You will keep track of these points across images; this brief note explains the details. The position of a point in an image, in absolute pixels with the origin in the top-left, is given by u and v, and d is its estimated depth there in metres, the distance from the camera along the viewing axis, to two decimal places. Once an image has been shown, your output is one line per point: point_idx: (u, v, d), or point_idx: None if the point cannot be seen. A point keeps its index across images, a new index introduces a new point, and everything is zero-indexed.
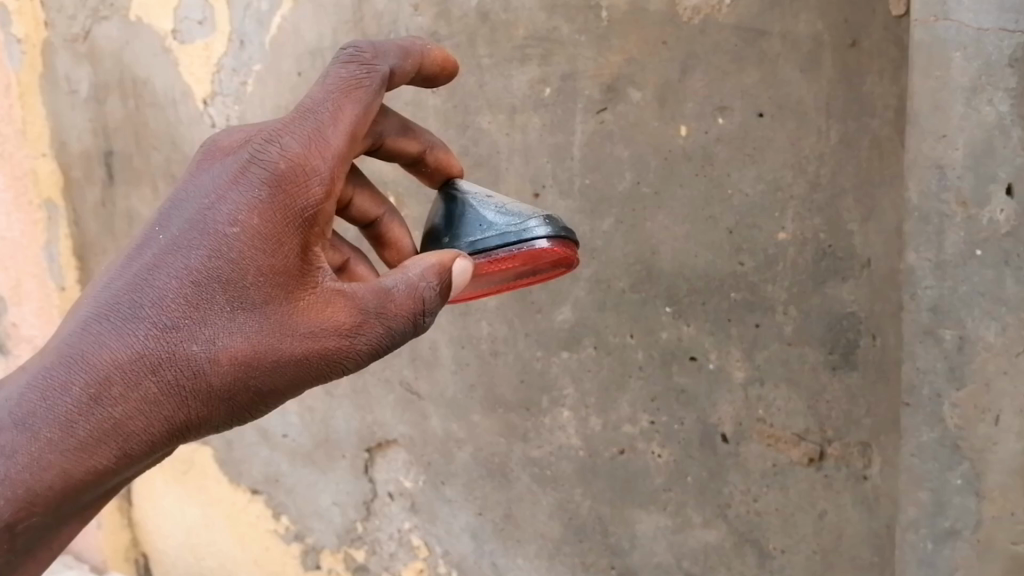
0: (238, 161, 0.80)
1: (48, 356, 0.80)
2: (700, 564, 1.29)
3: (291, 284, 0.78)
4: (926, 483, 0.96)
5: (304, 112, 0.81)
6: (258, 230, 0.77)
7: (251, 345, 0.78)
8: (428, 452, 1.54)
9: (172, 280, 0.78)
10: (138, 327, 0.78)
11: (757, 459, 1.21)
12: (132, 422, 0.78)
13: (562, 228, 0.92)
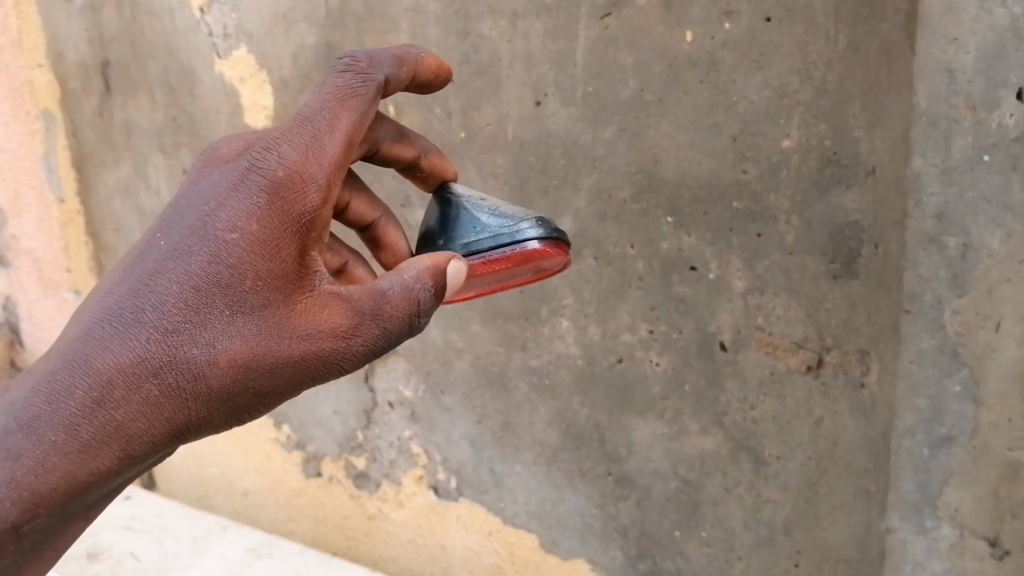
0: (236, 170, 0.83)
1: (53, 360, 0.83)
2: (695, 470, 1.31)
3: (288, 288, 0.82)
4: (924, 390, 0.98)
5: (302, 122, 0.85)
6: (257, 236, 0.81)
7: (251, 347, 0.82)
8: (427, 362, 1.55)
9: (172, 285, 0.82)
10: (140, 331, 0.81)
11: (755, 367, 1.22)
12: (134, 424, 0.82)
13: (553, 231, 0.98)
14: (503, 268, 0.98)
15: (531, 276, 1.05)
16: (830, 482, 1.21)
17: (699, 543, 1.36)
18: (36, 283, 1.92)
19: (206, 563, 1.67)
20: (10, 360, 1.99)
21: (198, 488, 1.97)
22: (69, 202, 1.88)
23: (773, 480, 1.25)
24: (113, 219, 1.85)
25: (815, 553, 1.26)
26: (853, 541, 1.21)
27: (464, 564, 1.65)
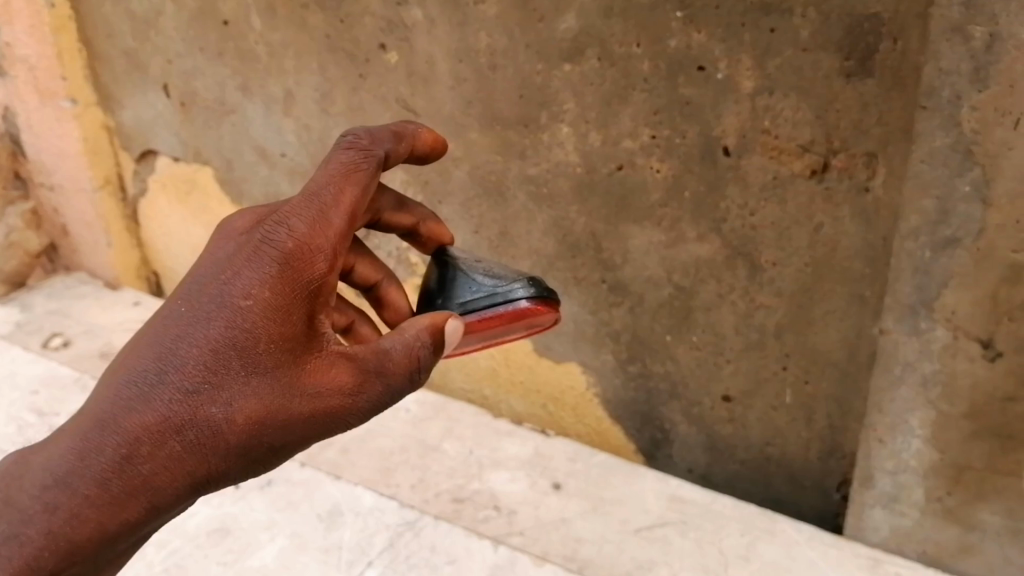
0: (249, 244, 0.88)
1: (77, 422, 0.86)
2: (690, 278, 1.30)
3: (298, 350, 0.88)
4: (933, 191, 1.01)
5: (311, 198, 0.89)
6: (270, 303, 0.86)
7: (265, 404, 0.87)
8: (424, 172, 1.47)
9: (192, 348, 0.86)
10: (164, 392, 0.85)
11: (757, 172, 1.18)
12: (160, 478, 0.85)
13: (544, 290, 1.02)
14: (496, 328, 1.03)
15: (524, 332, 1.08)
16: (824, 288, 1.21)
17: (689, 348, 1.37)
18: (33, 94, 1.79)
19: None
20: (13, 171, 1.92)
21: None
22: (59, 7, 1.70)
23: (767, 285, 1.25)
24: (104, 24, 1.71)
25: (804, 357, 1.27)
26: (843, 345, 1.23)
27: (460, 368, 1.67)
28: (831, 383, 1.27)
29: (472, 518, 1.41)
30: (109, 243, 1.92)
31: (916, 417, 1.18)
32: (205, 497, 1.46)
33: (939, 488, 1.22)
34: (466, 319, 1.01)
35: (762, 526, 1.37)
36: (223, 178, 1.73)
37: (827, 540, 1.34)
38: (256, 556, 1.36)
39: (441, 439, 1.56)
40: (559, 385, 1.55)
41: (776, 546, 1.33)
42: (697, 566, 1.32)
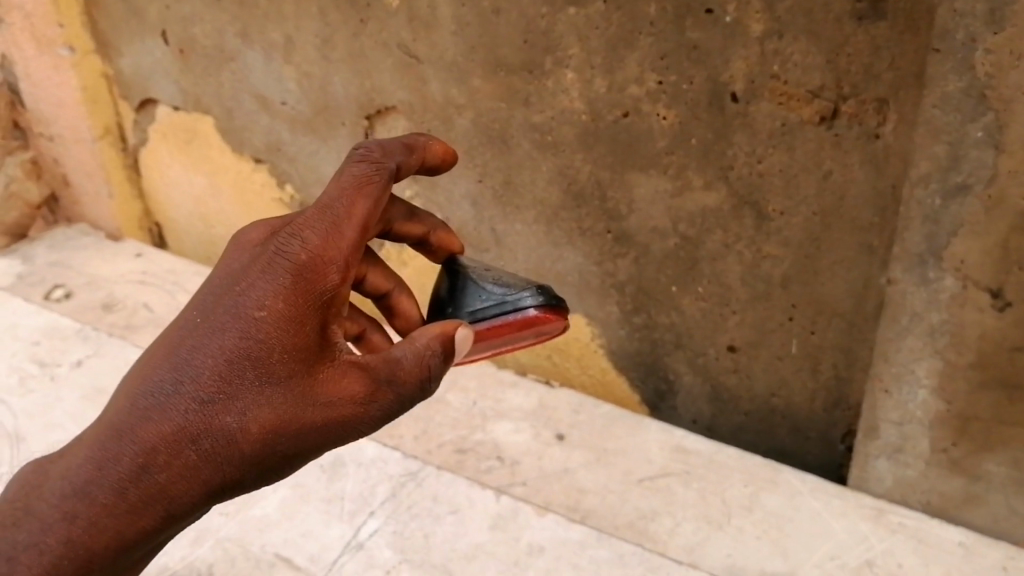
0: (264, 256, 0.88)
1: (94, 431, 0.86)
2: (697, 227, 1.28)
3: (311, 361, 0.87)
4: (943, 137, 1.00)
5: (325, 210, 0.88)
6: (284, 315, 0.85)
7: (279, 414, 0.86)
8: (427, 119, 1.44)
9: (206, 358, 0.86)
10: (179, 403, 0.85)
11: (765, 119, 1.15)
12: (175, 487, 0.85)
13: (553, 298, 1.01)
14: (506, 336, 1.01)
15: (533, 339, 1.07)
16: (832, 237, 1.19)
17: (694, 300, 1.35)
18: (30, 40, 1.76)
19: None
20: (12, 121, 1.90)
21: (209, 250, 1.92)
22: None
23: (774, 235, 1.23)
24: None
25: (810, 307, 1.26)
26: (850, 295, 1.22)
27: None
28: (838, 333, 1.26)
29: (475, 468, 1.41)
30: (110, 193, 1.91)
31: (923, 367, 1.17)
32: None
33: (944, 439, 1.21)
34: (476, 328, 1.00)
35: (766, 477, 1.37)
36: (224, 127, 1.71)
37: (831, 491, 1.34)
38: (257, 506, 1.37)
39: (444, 390, 1.56)
40: (563, 337, 1.54)
41: (780, 497, 1.33)
42: (700, 516, 1.32)
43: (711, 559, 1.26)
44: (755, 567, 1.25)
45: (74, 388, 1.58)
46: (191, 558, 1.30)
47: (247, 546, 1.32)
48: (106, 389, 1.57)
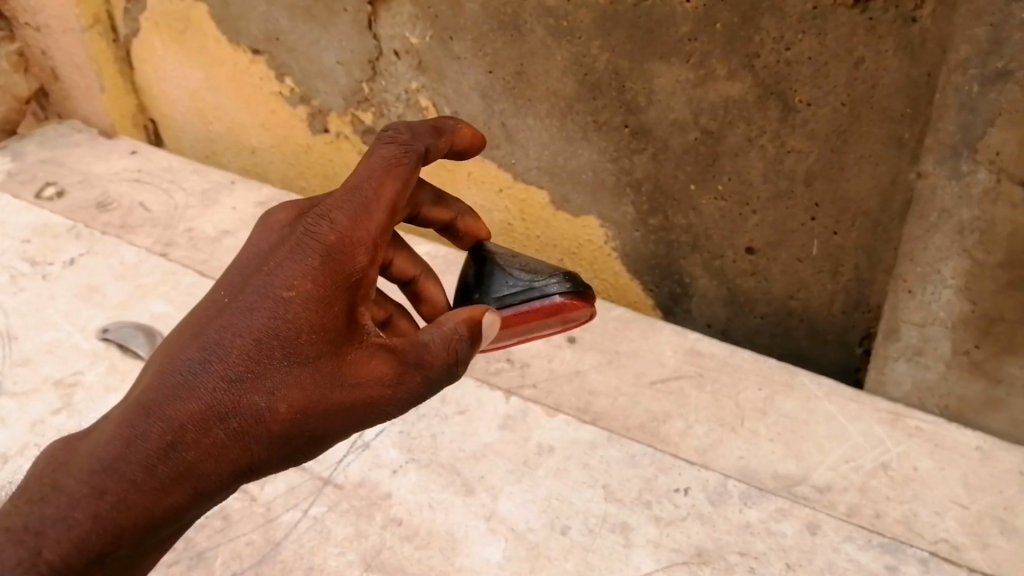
0: (293, 238, 0.87)
1: (119, 414, 0.85)
2: (718, 121, 1.24)
3: (339, 342, 0.85)
4: (986, 18, 0.96)
5: (354, 193, 0.87)
6: (313, 294, 0.84)
7: (306, 393, 0.84)
8: (434, 4, 1.38)
9: (235, 337, 0.84)
10: (205, 383, 0.83)
11: (796, 2, 1.10)
12: (204, 464, 0.84)
13: (578, 286, 1.03)
14: (532, 324, 1.02)
15: (558, 330, 1.08)
16: (860, 131, 1.15)
17: (713, 198, 1.32)
18: None
19: (216, 213, 1.68)
20: None
21: (207, 148, 1.87)
22: None
23: (800, 128, 1.19)
24: None
25: (834, 206, 1.23)
26: (877, 193, 1.19)
27: None
28: (862, 232, 1.23)
29: (484, 369, 1.40)
30: (102, 88, 1.84)
31: (949, 267, 1.15)
32: None
33: (967, 341, 1.19)
34: (503, 314, 1.00)
35: (781, 379, 1.35)
36: (219, 16, 1.64)
37: (847, 394, 1.32)
38: None
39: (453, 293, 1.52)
40: (577, 240, 1.51)
41: (795, 401, 1.32)
42: (713, 418, 1.30)
43: (724, 461, 1.25)
44: (768, 469, 1.24)
45: (67, 285, 1.56)
46: None
47: None
48: (100, 287, 1.55)
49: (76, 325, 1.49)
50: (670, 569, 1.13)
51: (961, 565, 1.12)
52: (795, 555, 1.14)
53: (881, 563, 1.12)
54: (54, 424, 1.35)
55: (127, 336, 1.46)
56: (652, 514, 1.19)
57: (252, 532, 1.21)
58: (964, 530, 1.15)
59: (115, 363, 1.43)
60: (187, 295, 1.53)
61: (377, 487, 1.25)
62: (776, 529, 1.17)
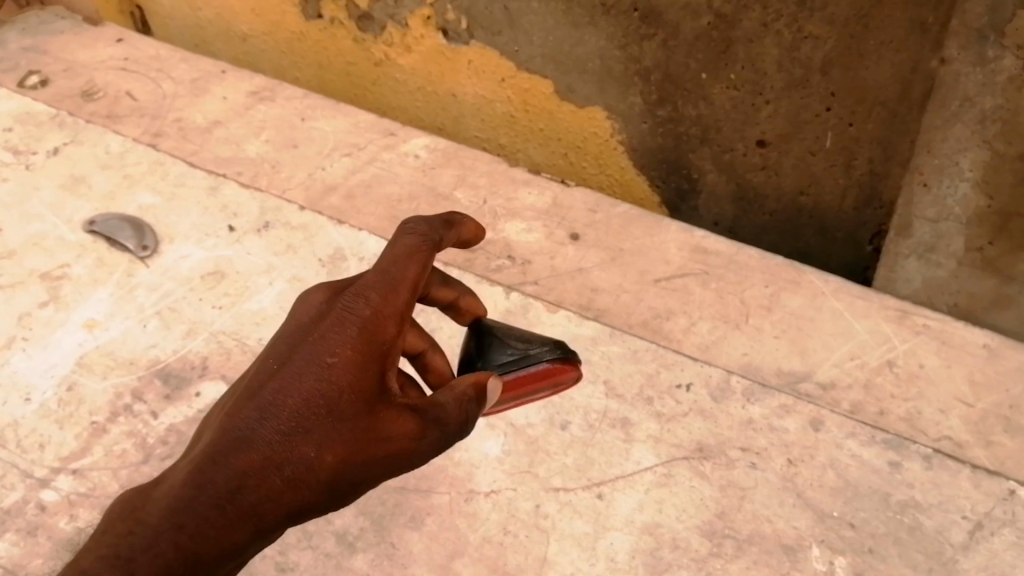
0: (331, 310, 0.82)
1: (161, 494, 0.75)
2: (733, 4, 1.17)
3: (375, 402, 0.80)
4: None
5: (384, 274, 0.84)
6: (353, 360, 0.80)
7: (349, 448, 0.79)
8: None
9: (282, 397, 0.78)
10: (253, 449, 0.76)
11: None
12: (262, 512, 0.76)
13: (566, 350, 1.02)
14: (525, 390, 1.00)
15: (546, 394, 1.07)
16: (882, 15, 1.10)
17: (724, 88, 1.28)
18: None
19: (206, 103, 1.62)
20: None
21: (196, 35, 1.82)
22: None
23: (818, 13, 1.13)
24: None
25: (850, 96, 1.20)
26: (896, 82, 1.15)
27: (474, 113, 1.57)
28: (878, 124, 1.21)
29: (484, 266, 1.35)
30: None
31: (967, 159, 1.12)
32: (197, 239, 1.41)
33: (981, 237, 1.19)
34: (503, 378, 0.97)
35: (789, 277, 1.31)
36: None
37: (855, 293, 1.29)
38: (253, 299, 1.33)
39: (452, 187, 1.46)
40: (582, 132, 1.48)
41: (801, 300, 1.28)
42: (717, 316, 1.27)
43: (729, 357, 1.23)
44: (772, 365, 1.21)
45: (51, 176, 1.51)
46: (182, 351, 1.27)
47: (244, 340, 1.28)
48: (86, 178, 1.50)
49: (62, 217, 1.45)
50: (670, 464, 1.12)
51: (965, 462, 1.10)
52: (797, 452, 1.13)
53: (885, 460, 1.11)
54: (41, 317, 1.32)
55: (114, 229, 1.42)
56: (654, 410, 1.17)
57: None
58: (968, 428, 1.14)
59: (103, 257, 1.39)
60: (176, 186, 1.48)
61: None
62: (779, 426, 1.15)
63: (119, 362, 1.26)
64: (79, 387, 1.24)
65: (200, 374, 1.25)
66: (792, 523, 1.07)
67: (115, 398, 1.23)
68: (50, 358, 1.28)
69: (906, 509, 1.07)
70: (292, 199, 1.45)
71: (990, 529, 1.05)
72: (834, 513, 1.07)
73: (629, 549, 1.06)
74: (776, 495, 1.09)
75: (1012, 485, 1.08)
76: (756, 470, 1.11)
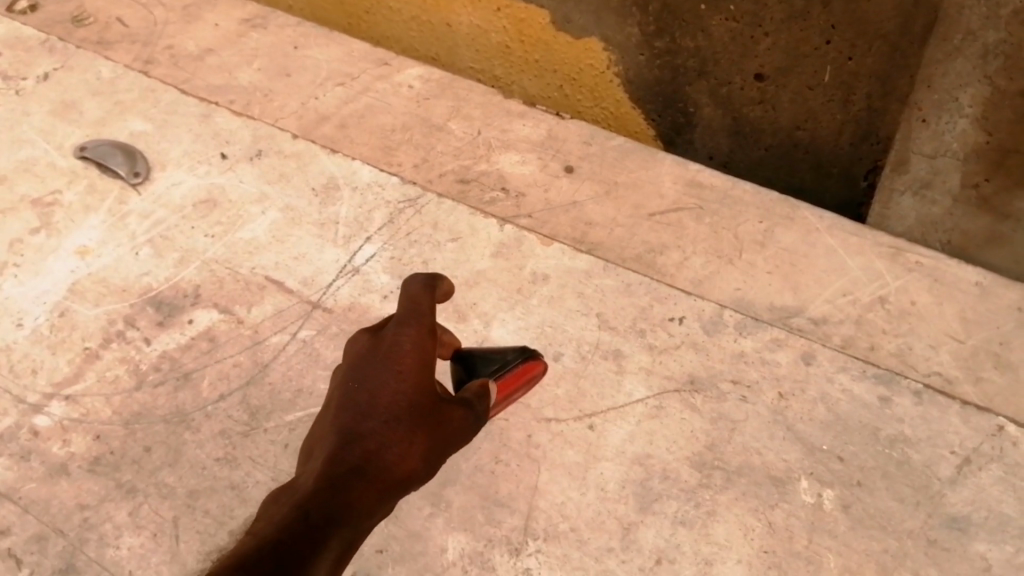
0: (379, 337, 0.84)
1: (290, 496, 0.73)
2: None
3: (437, 399, 0.83)
4: None
5: (413, 304, 0.87)
6: (418, 366, 0.82)
7: (431, 435, 0.80)
8: None
9: (371, 402, 0.79)
10: (361, 443, 0.76)
11: None
12: (383, 487, 0.75)
13: (527, 350, 1.09)
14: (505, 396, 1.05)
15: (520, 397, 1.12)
16: None
17: (723, 19, 1.26)
18: None
19: (198, 30, 1.59)
20: None
21: None
22: None
23: None
24: None
25: (850, 30, 1.18)
26: (897, 15, 1.13)
27: (469, 44, 1.55)
28: (877, 57, 1.19)
29: (478, 198, 1.34)
30: None
31: (968, 94, 1.11)
32: (188, 167, 1.40)
33: (978, 174, 1.18)
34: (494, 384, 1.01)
35: (782, 213, 1.30)
36: None
37: (848, 229, 1.28)
38: (245, 228, 1.32)
39: (447, 119, 1.44)
40: (577, 64, 1.46)
41: (794, 236, 1.28)
42: (710, 250, 1.27)
43: (720, 292, 1.23)
44: (764, 300, 1.22)
45: (41, 101, 1.49)
46: (175, 279, 1.26)
47: (236, 270, 1.28)
48: (77, 104, 1.48)
49: (53, 143, 1.43)
50: (660, 397, 1.13)
51: (955, 398, 1.11)
52: (788, 385, 1.13)
53: (875, 394, 1.12)
54: (33, 244, 1.31)
55: (105, 155, 1.40)
56: (646, 342, 1.18)
57: (240, 355, 1.19)
58: (958, 364, 1.14)
59: (94, 183, 1.38)
60: (168, 113, 1.47)
61: (367, 312, 1.23)
62: (771, 359, 1.16)
63: (112, 290, 1.26)
64: (71, 313, 1.24)
65: (192, 303, 1.25)
66: (781, 456, 1.08)
67: (107, 325, 1.23)
68: (42, 285, 1.27)
69: (895, 444, 1.08)
70: (286, 128, 1.44)
71: (978, 464, 1.06)
72: (823, 446, 1.08)
73: (619, 479, 1.07)
74: (766, 427, 1.10)
75: (1002, 421, 1.09)
76: (746, 402, 1.12)
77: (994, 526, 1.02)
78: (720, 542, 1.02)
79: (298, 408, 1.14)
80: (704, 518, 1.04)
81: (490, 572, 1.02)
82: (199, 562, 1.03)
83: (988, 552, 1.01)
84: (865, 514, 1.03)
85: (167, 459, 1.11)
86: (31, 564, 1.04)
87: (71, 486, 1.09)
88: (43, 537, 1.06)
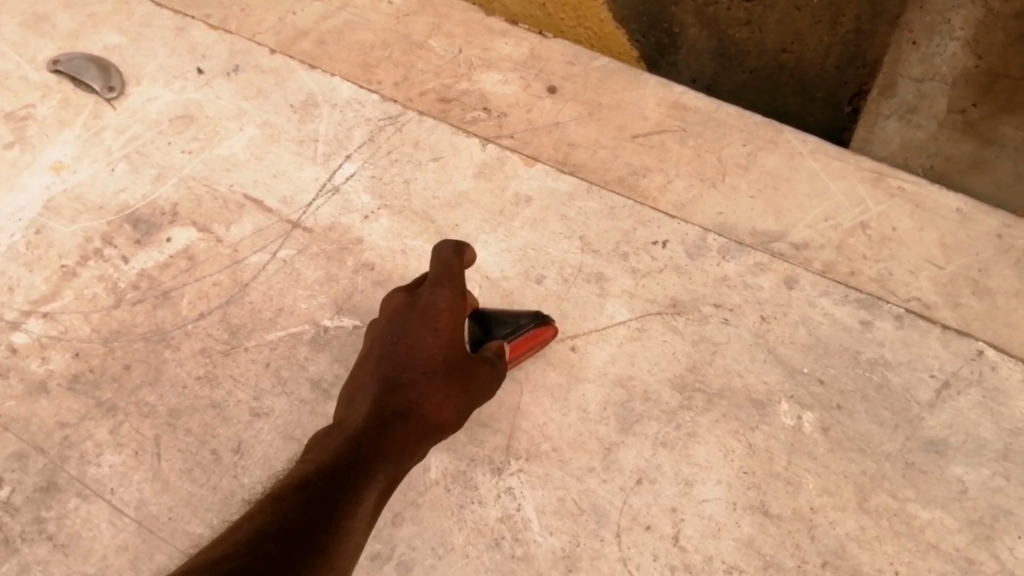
0: (416, 296, 0.94)
1: (342, 431, 0.84)
2: None
3: (467, 356, 0.94)
4: None
5: (446, 267, 0.95)
6: (451, 325, 0.93)
7: (460, 386, 0.92)
8: None
9: (411, 357, 0.90)
10: (403, 391, 0.88)
11: None
12: (421, 427, 0.87)
13: (543, 315, 1.09)
14: (516, 359, 1.05)
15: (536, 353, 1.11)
16: None
17: None
18: None
19: None
20: None
21: None
22: None
23: None
24: None
25: None
26: None
27: None
28: None
29: (460, 118, 1.31)
30: None
31: (960, 16, 1.28)
32: (164, 82, 1.36)
33: (965, 98, 1.26)
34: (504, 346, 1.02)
35: (766, 136, 1.27)
36: None
37: (832, 153, 1.25)
38: (223, 145, 1.30)
39: (427, 36, 1.39)
40: None
41: (778, 158, 1.25)
42: (693, 173, 1.25)
43: (703, 216, 1.21)
44: (747, 225, 1.20)
45: (11, 12, 1.44)
46: (152, 197, 1.24)
47: (214, 187, 1.26)
48: (49, 16, 1.43)
49: (24, 56, 1.39)
50: (643, 319, 1.13)
51: (935, 322, 1.12)
52: (771, 308, 1.14)
53: (856, 318, 1.13)
54: (7, 159, 1.28)
55: (79, 69, 1.35)
56: (629, 266, 1.18)
57: (219, 274, 1.18)
58: (937, 290, 1.14)
59: (68, 97, 1.34)
60: (142, 26, 1.42)
61: (348, 233, 1.21)
62: (753, 283, 1.16)
63: (89, 206, 1.24)
64: (48, 230, 1.22)
65: (170, 221, 1.23)
66: (762, 378, 1.09)
67: (84, 242, 1.21)
68: (18, 201, 1.25)
69: (875, 367, 1.09)
70: (263, 43, 1.39)
71: (957, 388, 1.07)
72: (804, 369, 1.09)
73: (601, 401, 1.08)
74: (748, 350, 1.11)
75: (981, 345, 1.10)
76: (729, 325, 1.13)
77: (971, 450, 1.04)
78: (701, 462, 1.04)
79: (279, 328, 1.13)
80: (685, 439, 1.05)
81: (473, 490, 1.03)
82: (182, 480, 1.04)
83: (964, 475, 1.03)
84: (844, 437, 1.05)
85: (148, 376, 1.10)
86: (13, 482, 1.04)
87: (51, 404, 1.09)
88: (24, 454, 1.06)
